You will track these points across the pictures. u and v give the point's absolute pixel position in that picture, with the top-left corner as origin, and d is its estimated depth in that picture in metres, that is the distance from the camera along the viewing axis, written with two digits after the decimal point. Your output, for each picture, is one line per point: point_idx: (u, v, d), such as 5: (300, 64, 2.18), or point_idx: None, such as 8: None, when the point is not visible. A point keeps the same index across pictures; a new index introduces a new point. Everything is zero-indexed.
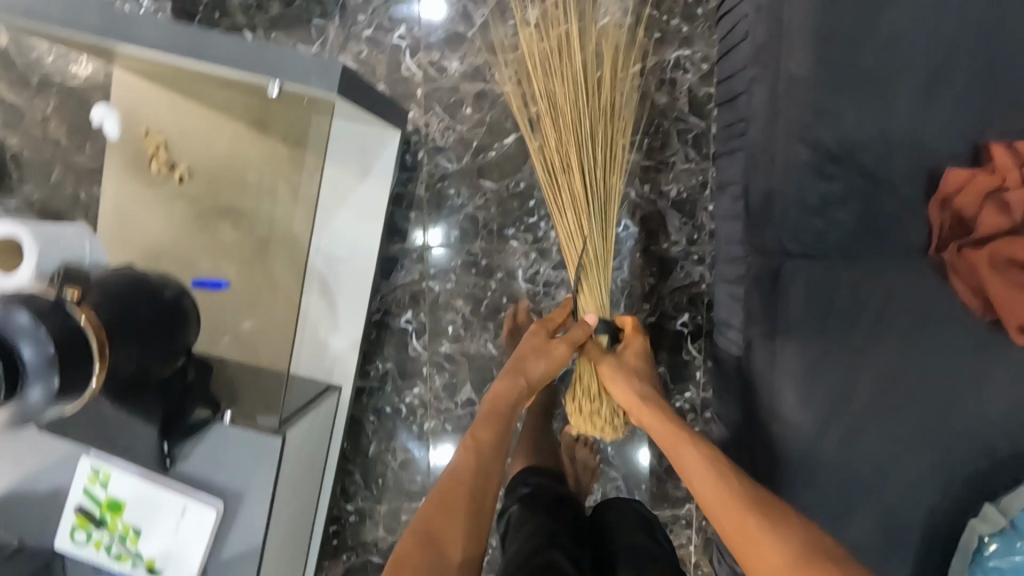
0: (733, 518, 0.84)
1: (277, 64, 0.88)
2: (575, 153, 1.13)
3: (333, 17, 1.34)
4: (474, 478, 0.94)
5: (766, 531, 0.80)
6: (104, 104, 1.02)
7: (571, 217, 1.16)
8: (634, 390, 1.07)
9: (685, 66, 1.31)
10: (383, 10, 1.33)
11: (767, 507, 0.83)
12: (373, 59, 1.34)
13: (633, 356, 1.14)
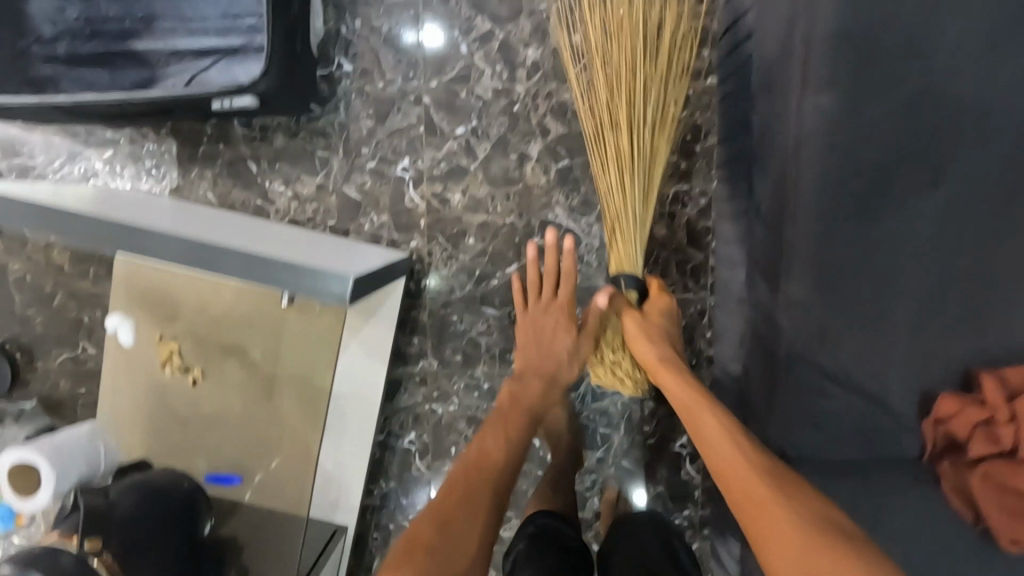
0: (753, 500, 0.80)
1: (288, 280, 0.88)
2: (625, 112, 1.10)
3: (337, 150, 1.36)
4: (484, 470, 1.03)
5: (780, 502, 0.78)
6: (118, 314, 1.26)
7: (613, 175, 1.14)
8: (655, 352, 1.07)
9: (684, 201, 1.35)
10: (387, 142, 1.35)
11: (784, 479, 0.81)
12: (377, 190, 1.37)
13: (659, 316, 1.13)
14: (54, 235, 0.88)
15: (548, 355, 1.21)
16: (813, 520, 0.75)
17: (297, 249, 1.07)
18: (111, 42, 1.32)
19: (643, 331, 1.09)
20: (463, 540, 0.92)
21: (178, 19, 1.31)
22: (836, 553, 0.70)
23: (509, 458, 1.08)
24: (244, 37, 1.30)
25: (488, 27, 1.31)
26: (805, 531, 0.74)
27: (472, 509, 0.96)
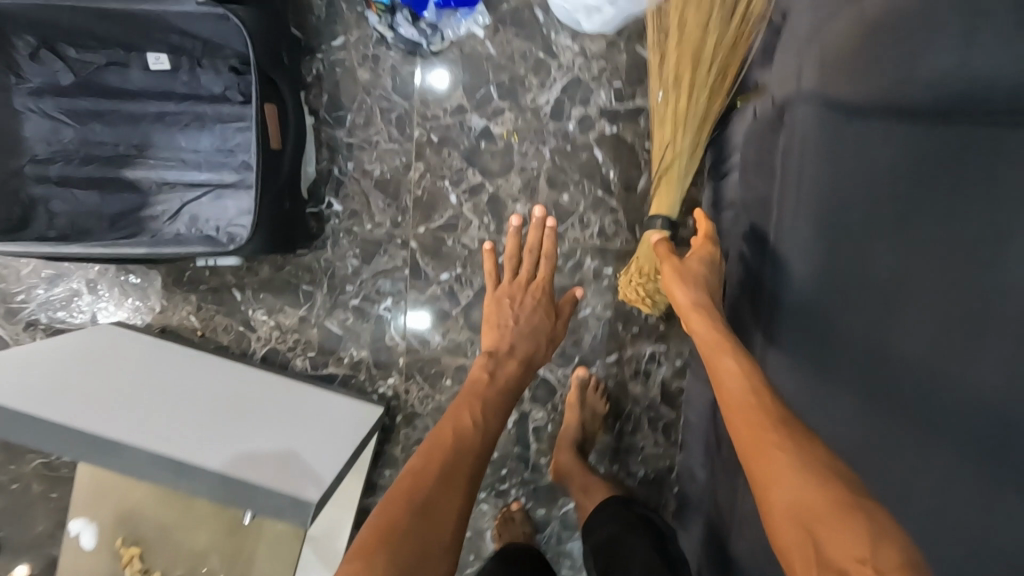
0: (755, 438, 0.66)
1: (254, 498, 0.99)
2: (689, 57, 0.94)
3: (322, 285, 1.37)
4: (456, 446, 0.93)
5: (779, 441, 0.64)
6: (78, 521, 1.30)
7: (666, 125, 1.02)
8: (690, 294, 0.89)
9: (660, 359, 1.36)
10: (371, 282, 1.36)
11: (793, 426, 0.66)
12: (358, 327, 1.38)
13: (698, 262, 0.94)
14: (57, 445, 1.04)
15: (532, 335, 1.17)
16: (818, 463, 0.60)
17: (261, 454, 1.06)
18: (105, 166, 1.33)
19: (680, 274, 0.92)
20: (431, 518, 0.81)
21: (171, 149, 1.32)
22: (834, 490, 0.57)
23: (485, 441, 0.97)
24: (237, 175, 1.32)
25: (478, 179, 1.32)
26: (804, 471, 0.60)
27: (449, 487, 0.86)
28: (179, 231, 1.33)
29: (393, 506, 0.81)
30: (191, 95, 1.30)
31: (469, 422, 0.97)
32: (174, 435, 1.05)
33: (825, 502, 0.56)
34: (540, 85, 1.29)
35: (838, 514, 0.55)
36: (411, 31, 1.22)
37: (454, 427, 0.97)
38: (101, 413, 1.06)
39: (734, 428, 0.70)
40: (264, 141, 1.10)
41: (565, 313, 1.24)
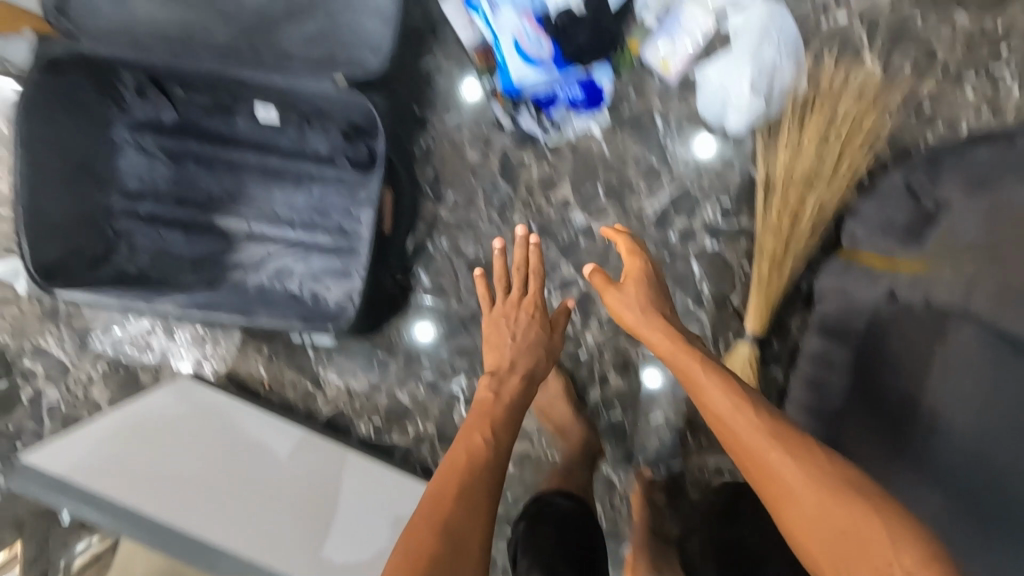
0: (754, 460, 0.74)
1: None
2: (791, 217, 1.19)
3: (398, 354, 1.36)
4: (475, 465, 0.88)
5: (783, 458, 0.71)
6: None
7: (767, 262, 1.21)
8: (643, 320, 0.95)
9: (724, 473, 1.34)
10: (448, 359, 1.35)
11: (790, 437, 0.74)
12: (428, 401, 1.36)
13: (635, 285, 0.99)
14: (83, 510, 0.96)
15: (527, 349, 1.11)
16: (822, 472, 0.69)
17: (279, 508, 1.08)
18: (196, 209, 1.30)
19: (625, 305, 0.98)
20: (464, 553, 0.77)
21: (265, 201, 1.30)
22: (850, 502, 0.66)
23: (500, 454, 0.93)
24: (329, 237, 1.29)
25: (571, 274, 1.31)
26: (816, 484, 0.68)
27: (476, 507, 0.82)
28: (262, 283, 1.30)
29: (423, 535, 0.77)
30: (295, 152, 1.27)
31: (482, 440, 0.92)
32: (182, 506, 1.01)
33: (847, 515, 0.65)
34: (648, 191, 1.28)
35: (863, 526, 0.64)
36: (536, 124, 1.23)
37: (466, 448, 0.91)
38: (123, 475, 1.02)
39: (737, 452, 0.77)
40: (379, 225, 1.09)
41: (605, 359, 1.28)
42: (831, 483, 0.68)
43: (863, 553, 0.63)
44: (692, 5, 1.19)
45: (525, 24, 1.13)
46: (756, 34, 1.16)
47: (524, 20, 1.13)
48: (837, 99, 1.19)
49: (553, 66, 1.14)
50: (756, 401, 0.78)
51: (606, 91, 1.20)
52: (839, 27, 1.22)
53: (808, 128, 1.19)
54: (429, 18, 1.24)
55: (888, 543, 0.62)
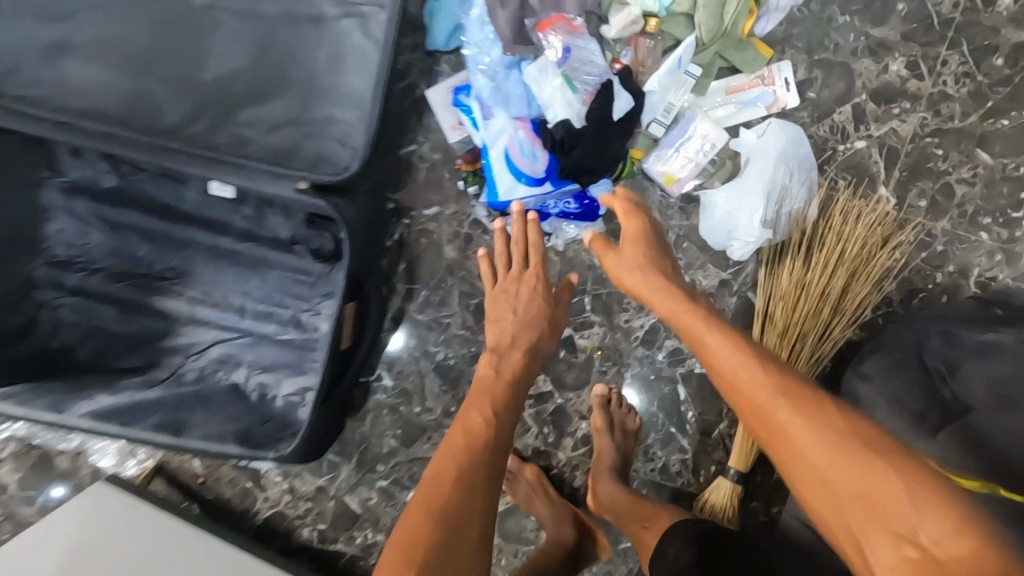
0: (765, 424, 0.67)
1: None
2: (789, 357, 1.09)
3: (351, 458, 1.22)
4: (471, 448, 0.82)
5: (793, 418, 0.65)
6: None
7: None
8: (645, 279, 0.90)
9: None
10: (406, 466, 1.22)
11: (799, 390, 0.67)
12: (380, 509, 1.23)
13: (634, 245, 0.94)
14: None
15: (531, 321, 1.02)
16: (836, 431, 0.62)
17: None
18: (133, 285, 1.15)
19: (626, 266, 0.93)
20: (461, 535, 0.71)
21: (213, 282, 1.16)
22: (873, 462, 0.59)
23: (499, 433, 0.87)
24: (283, 329, 1.16)
25: (548, 387, 1.20)
26: (832, 444, 0.62)
27: (470, 491, 0.76)
28: (201, 374, 1.15)
29: (421, 518, 0.71)
30: (252, 233, 1.14)
31: (478, 418, 0.87)
32: None
33: (868, 478, 0.59)
34: (638, 307, 1.18)
35: (884, 488, 0.58)
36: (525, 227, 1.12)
37: (464, 428, 0.85)
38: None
39: (749, 417, 0.69)
40: (338, 340, 0.98)
41: (616, 418, 1.17)
42: (849, 439, 0.62)
43: (884, 516, 0.57)
44: (704, 118, 1.08)
45: (518, 133, 1.03)
46: (770, 159, 1.07)
47: (519, 127, 1.03)
48: (849, 233, 1.08)
49: (547, 183, 1.05)
50: (763, 360, 0.71)
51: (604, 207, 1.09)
52: (856, 152, 1.12)
53: (817, 260, 1.09)
54: (412, 99, 1.11)
55: (915, 507, 0.56)
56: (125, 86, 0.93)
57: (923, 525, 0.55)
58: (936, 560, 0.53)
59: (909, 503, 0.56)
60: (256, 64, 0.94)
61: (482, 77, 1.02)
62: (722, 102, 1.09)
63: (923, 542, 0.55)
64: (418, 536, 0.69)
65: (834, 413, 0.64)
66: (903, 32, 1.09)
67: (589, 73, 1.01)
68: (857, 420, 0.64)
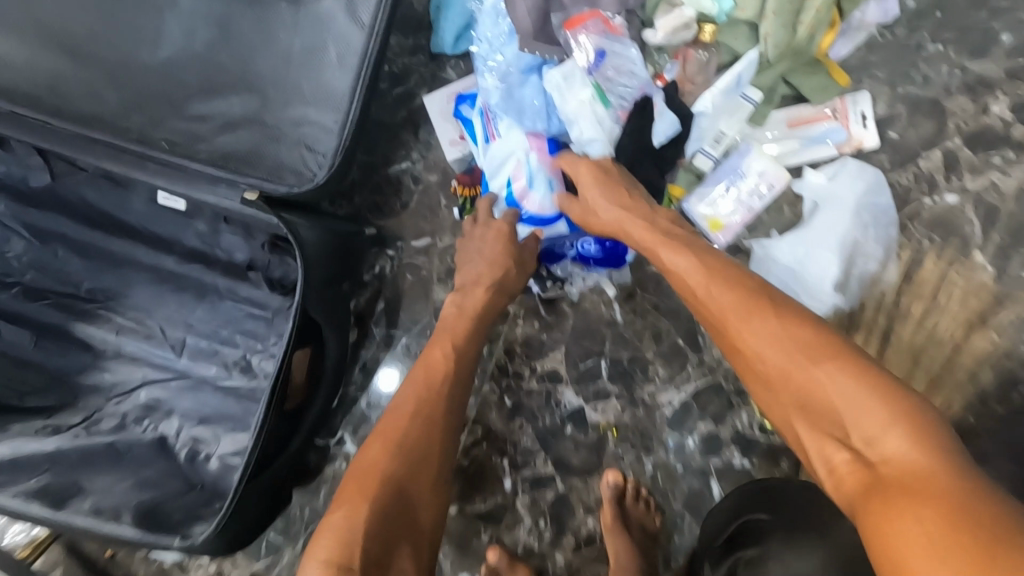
0: (725, 334, 0.62)
1: None
2: None
3: (296, 541, 0.96)
4: (432, 384, 0.74)
5: (744, 327, 0.59)
6: None
7: None
8: (619, 210, 0.75)
9: None
10: None
11: (755, 299, 0.60)
12: None
13: (595, 183, 0.78)
14: None
15: (492, 262, 0.82)
16: (789, 339, 0.55)
17: None
18: (53, 306, 0.94)
19: (598, 203, 0.77)
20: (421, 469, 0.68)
21: (151, 310, 0.95)
22: (812, 363, 0.53)
23: (464, 369, 0.77)
24: (227, 373, 0.94)
25: (547, 470, 0.97)
26: (781, 346, 0.56)
27: (430, 424, 0.71)
28: (121, 423, 0.93)
29: (376, 447, 0.68)
30: (201, 253, 0.94)
31: (439, 355, 0.76)
32: None
33: (818, 385, 0.52)
34: (666, 378, 0.95)
35: (833, 396, 0.51)
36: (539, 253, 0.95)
37: (425, 366, 0.77)
38: None
39: (713, 329, 0.64)
40: (280, 398, 0.76)
41: (634, 516, 0.91)
42: (797, 341, 0.55)
43: (823, 421, 0.51)
44: (760, 152, 0.89)
45: (529, 155, 0.83)
46: (844, 209, 0.87)
47: (531, 145, 0.83)
48: (936, 308, 0.89)
49: (558, 222, 0.86)
50: (728, 272, 0.64)
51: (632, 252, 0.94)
52: (947, 209, 0.90)
53: (901, 337, 0.89)
54: (409, 109, 0.94)
55: (853, 405, 0.50)
56: (46, 61, 0.75)
57: (858, 425, 0.49)
58: (871, 465, 0.47)
59: (842, 399, 0.50)
60: (213, 47, 0.76)
61: (491, 79, 0.83)
62: (784, 135, 0.90)
63: (858, 443, 0.49)
64: (375, 468, 0.65)
65: (779, 324, 0.57)
66: (1007, 68, 0.90)
67: (626, 85, 0.83)
68: (813, 321, 0.57)
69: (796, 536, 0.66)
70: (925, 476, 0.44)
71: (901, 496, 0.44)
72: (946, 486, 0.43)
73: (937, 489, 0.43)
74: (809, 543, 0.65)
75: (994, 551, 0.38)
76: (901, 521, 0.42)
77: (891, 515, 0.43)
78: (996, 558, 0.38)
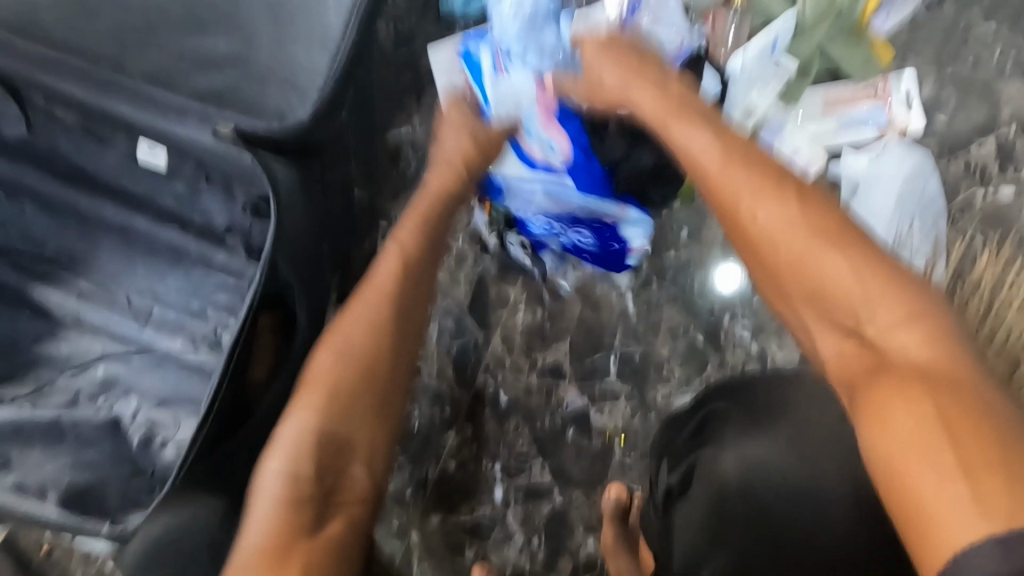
0: (726, 208, 0.53)
1: None
2: None
3: None
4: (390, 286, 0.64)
5: (754, 208, 0.51)
6: None
7: None
8: (625, 86, 0.63)
9: None
10: None
11: (768, 178, 0.52)
12: None
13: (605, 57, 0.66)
14: None
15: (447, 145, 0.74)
16: (802, 225, 0.49)
17: None
18: (12, 266, 0.86)
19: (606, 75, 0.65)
20: (368, 389, 0.58)
21: (120, 276, 0.87)
22: (831, 254, 0.47)
23: (424, 270, 0.67)
24: (192, 349, 0.85)
25: (544, 480, 0.85)
26: (791, 231, 0.49)
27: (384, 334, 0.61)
28: (74, 398, 0.83)
29: (323, 360, 0.59)
30: (179, 216, 0.86)
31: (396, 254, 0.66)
32: None
33: (835, 276, 0.46)
34: (682, 380, 0.85)
35: (852, 286, 0.45)
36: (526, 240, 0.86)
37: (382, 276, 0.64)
38: None
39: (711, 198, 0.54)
40: (239, 366, 0.67)
41: (641, 536, 0.79)
42: (815, 228, 0.48)
43: (835, 309, 0.46)
44: (795, 131, 0.81)
45: (533, 108, 0.74)
46: (885, 196, 0.79)
47: (537, 97, 0.73)
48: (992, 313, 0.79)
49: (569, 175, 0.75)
50: (745, 147, 0.54)
51: (634, 254, 0.84)
52: (1000, 204, 0.81)
53: None
54: (415, 74, 0.88)
55: (873, 301, 0.44)
56: None
57: (874, 316, 0.44)
58: (879, 352, 0.44)
59: (860, 289, 0.45)
60: None
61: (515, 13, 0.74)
62: (821, 115, 0.82)
63: (870, 333, 0.45)
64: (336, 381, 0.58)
65: (795, 210, 0.49)
66: None
67: (666, 37, 0.74)
68: (834, 207, 0.50)
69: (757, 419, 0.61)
70: (944, 374, 0.40)
71: (914, 387, 0.40)
72: (965, 390, 0.40)
73: (956, 393, 0.39)
74: (773, 423, 0.60)
75: (1005, 462, 0.36)
76: (899, 415, 0.40)
77: (889, 408, 0.41)
78: (1009, 465, 0.36)
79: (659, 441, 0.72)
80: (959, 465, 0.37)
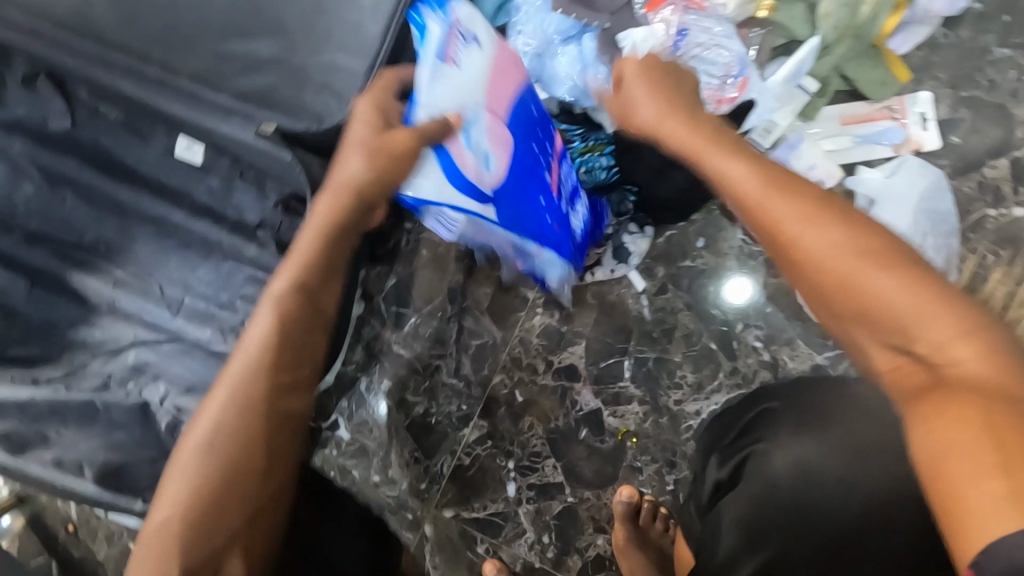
0: (769, 231, 0.50)
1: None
2: None
3: None
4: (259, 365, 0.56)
5: (796, 226, 0.48)
6: None
7: None
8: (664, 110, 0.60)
9: None
10: None
11: (809, 195, 0.49)
12: None
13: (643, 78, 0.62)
14: None
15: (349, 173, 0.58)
16: (849, 243, 0.46)
17: None
18: (52, 253, 0.90)
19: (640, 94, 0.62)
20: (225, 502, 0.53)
21: (154, 267, 0.91)
22: (877, 270, 0.44)
23: (303, 331, 0.59)
24: (221, 338, 0.88)
25: (557, 478, 0.87)
26: (838, 248, 0.46)
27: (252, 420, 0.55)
28: (104, 382, 0.85)
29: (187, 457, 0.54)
30: (212, 210, 0.90)
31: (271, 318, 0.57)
32: None
33: (886, 289, 0.44)
34: (694, 386, 0.87)
35: (900, 302, 0.43)
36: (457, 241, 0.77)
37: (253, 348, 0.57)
38: None
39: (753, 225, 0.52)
40: None
41: (649, 533, 0.81)
42: (863, 246, 0.46)
43: (884, 325, 0.44)
44: (812, 146, 0.83)
45: (478, 112, 0.62)
46: (900, 212, 0.80)
47: (486, 111, 0.63)
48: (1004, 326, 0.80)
49: (493, 206, 0.65)
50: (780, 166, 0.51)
51: (552, 281, 0.82)
52: (1014, 221, 0.83)
53: None
54: None
55: (924, 316, 0.42)
56: None
57: (926, 332, 0.42)
58: (932, 367, 0.42)
59: (909, 305, 0.43)
60: None
61: (526, 51, 0.81)
62: (837, 131, 0.84)
63: (921, 349, 0.42)
64: (191, 490, 0.52)
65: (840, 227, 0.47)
66: None
67: (716, 61, 0.77)
68: (875, 222, 0.47)
69: (810, 421, 0.59)
70: (993, 389, 0.39)
71: (971, 410, 0.38)
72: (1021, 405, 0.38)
73: (1010, 406, 0.38)
74: (826, 429, 0.58)
75: None
76: (952, 428, 0.38)
77: (940, 422, 0.39)
78: None
79: (703, 439, 0.71)
80: (1004, 475, 0.36)
